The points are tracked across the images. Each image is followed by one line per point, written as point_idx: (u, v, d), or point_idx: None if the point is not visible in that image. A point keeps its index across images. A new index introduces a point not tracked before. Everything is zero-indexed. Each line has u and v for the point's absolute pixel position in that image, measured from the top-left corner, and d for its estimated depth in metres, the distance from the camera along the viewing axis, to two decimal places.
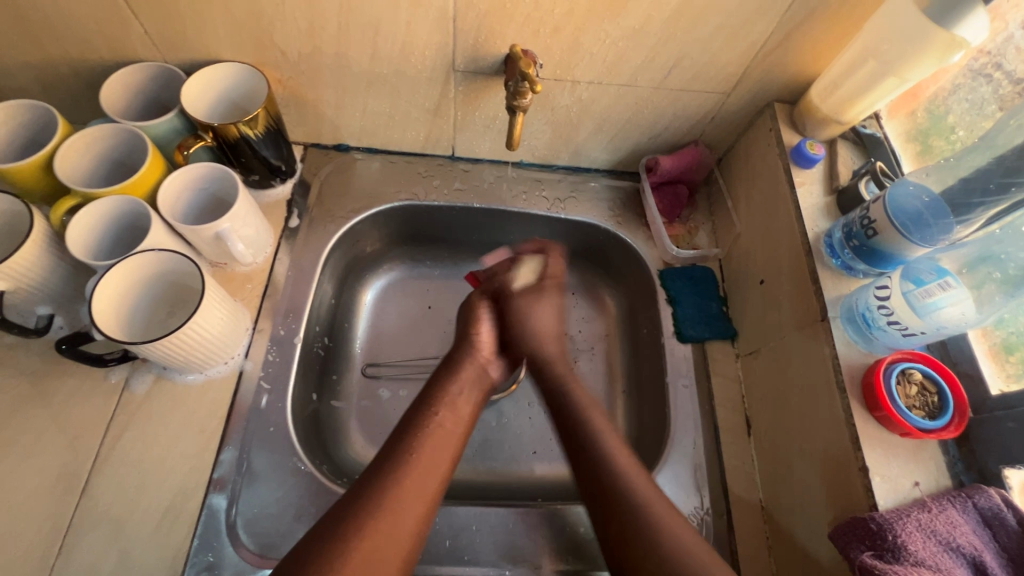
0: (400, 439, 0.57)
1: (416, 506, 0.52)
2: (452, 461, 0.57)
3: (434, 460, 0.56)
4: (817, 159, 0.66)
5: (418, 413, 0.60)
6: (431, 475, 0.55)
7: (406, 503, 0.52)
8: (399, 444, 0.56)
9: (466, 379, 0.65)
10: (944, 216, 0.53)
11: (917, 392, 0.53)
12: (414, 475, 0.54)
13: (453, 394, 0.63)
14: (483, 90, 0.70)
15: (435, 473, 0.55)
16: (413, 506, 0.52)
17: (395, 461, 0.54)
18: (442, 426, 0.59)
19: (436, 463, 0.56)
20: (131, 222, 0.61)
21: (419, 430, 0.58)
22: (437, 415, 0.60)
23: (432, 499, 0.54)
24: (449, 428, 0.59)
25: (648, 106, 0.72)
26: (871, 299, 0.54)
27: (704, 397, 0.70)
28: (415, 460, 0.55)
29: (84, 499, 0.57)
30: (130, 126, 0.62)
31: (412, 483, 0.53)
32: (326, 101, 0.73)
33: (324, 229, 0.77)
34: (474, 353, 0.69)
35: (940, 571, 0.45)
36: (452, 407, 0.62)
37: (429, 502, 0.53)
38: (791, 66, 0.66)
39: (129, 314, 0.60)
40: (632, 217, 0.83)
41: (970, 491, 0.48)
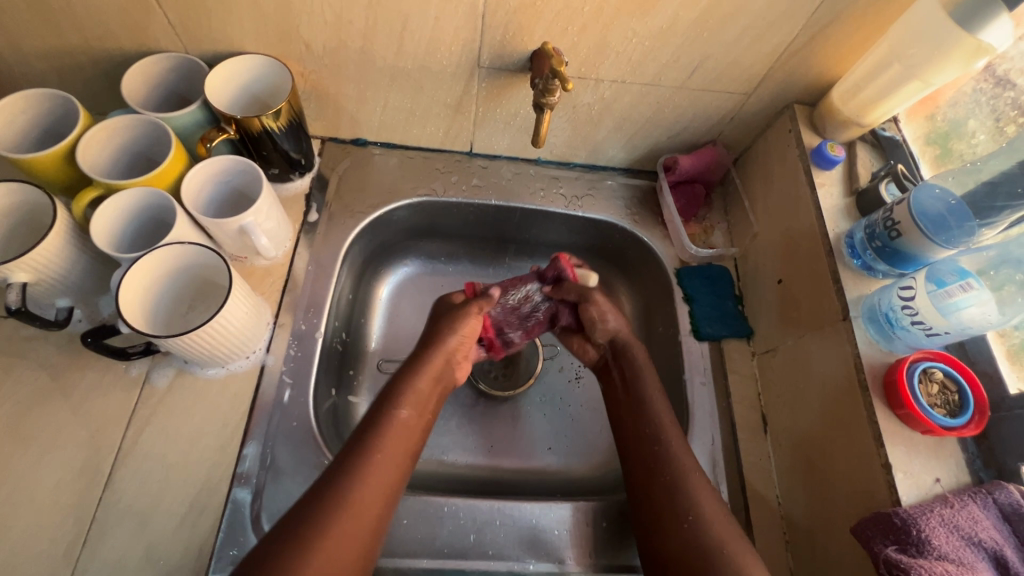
0: (365, 433, 0.56)
1: (373, 503, 0.52)
2: (413, 452, 0.58)
3: (392, 460, 0.55)
4: (838, 161, 0.66)
5: (378, 411, 0.58)
6: (388, 473, 0.54)
7: (365, 502, 0.51)
8: (357, 442, 0.55)
9: (431, 373, 0.63)
10: (965, 218, 0.54)
11: (939, 390, 0.54)
12: (372, 474, 0.53)
13: (416, 388, 0.61)
14: (507, 87, 0.70)
15: (392, 473, 0.54)
16: (368, 504, 0.51)
17: (356, 455, 0.54)
18: (403, 424, 0.58)
19: (394, 460, 0.55)
20: (153, 215, 0.61)
21: (379, 425, 0.57)
22: (396, 411, 0.58)
23: (392, 490, 0.54)
24: (412, 422, 0.58)
25: (670, 105, 0.73)
26: (894, 299, 0.55)
27: (721, 394, 0.71)
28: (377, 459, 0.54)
29: (107, 492, 0.57)
30: (153, 118, 0.61)
31: (372, 479, 0.53)
32: (348, 95, 0.73)
33: (343, 224, 0.77)
34: (444, 349, 0.65)
35: (962, 565, 0.46)
36: (414, 402, 0.60)
37: (385, 499, 0.53)
38: (813, 68, 0.66)
39: (153, 307, 0.59)
40: (649, 216, 0.83)
41: (990, 487, 0.50)
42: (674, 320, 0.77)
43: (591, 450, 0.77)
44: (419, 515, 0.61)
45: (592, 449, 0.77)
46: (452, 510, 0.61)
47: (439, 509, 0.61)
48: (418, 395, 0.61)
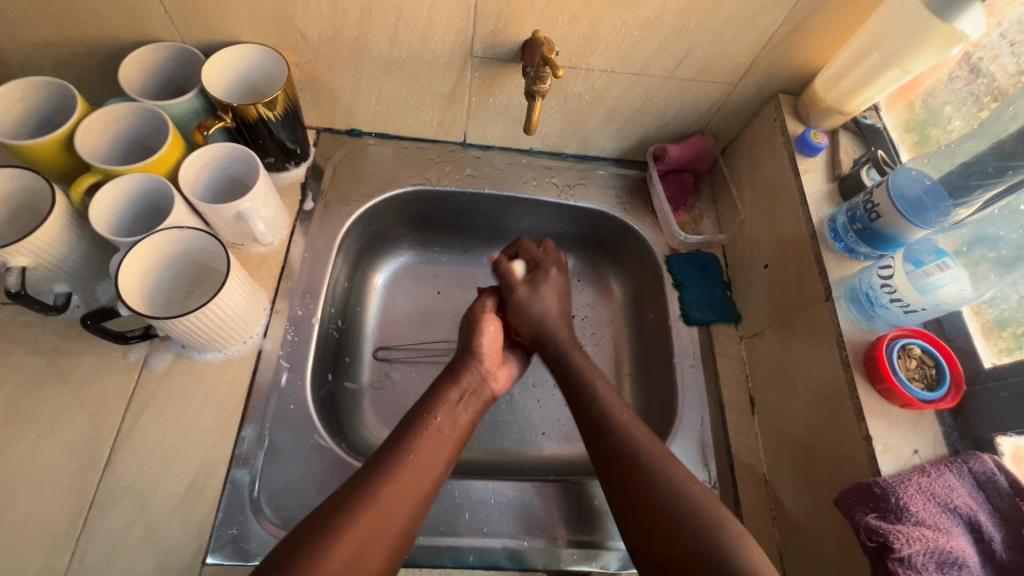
0: (400, 439, 0.57)
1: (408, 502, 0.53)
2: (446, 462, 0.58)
3: (430, 461, 0.56)
4: (821, 148, 0.68)
5: (418, 416, 0.60)
6: (427, 476, 0.55)
7: (399, 501, 0.52)
8: (400, 443, 0.57)
9: (470, 384, 0.65)
10: (941, 198, 0.57)
11: (917, 365, 0.56)
12: (410, 474, 0.54)
13: (458, 397, 0.63)
14: (499, 76, 0.72)
15: (429, 474, 0.56)
16: (406, 502, 0.53)
17: (388, 459, 0.55)
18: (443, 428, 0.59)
19: (433, 462, 0.57)
20: (151, 201, 0.62)
21: (414, 433, 0.58)
22: (435, 418, 0.60)
23: (423, 497, 0.54)
24: (446, 430, 0.60)
25: (659, 95, 0.75)
26: (875, 279, 0.57)
27: (710, 378, 0.73)
28: (413, 460, 0.55)
29: (107, 473, 0.58)
30: (150, 105, 0.62)
31: (404, 484, 0.54)
32: (343, 85, 0.74)
33: (338, 212, 0.78)
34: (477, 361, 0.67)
35: (939, 530, 0.47)
36: (456, 411, 0.62)
37: (418, 502, 0.54)
38: (796, 58, 0.68)
39: (151, 291, 0.60)
40: (639, 204, 0.85)
41: (965, 458, 0.52)
42: (665, 305, 0.79)
43: None
44: None
45: None
46: (448, 490, 0.63)
47: None
48: (458, 403, 0.63)
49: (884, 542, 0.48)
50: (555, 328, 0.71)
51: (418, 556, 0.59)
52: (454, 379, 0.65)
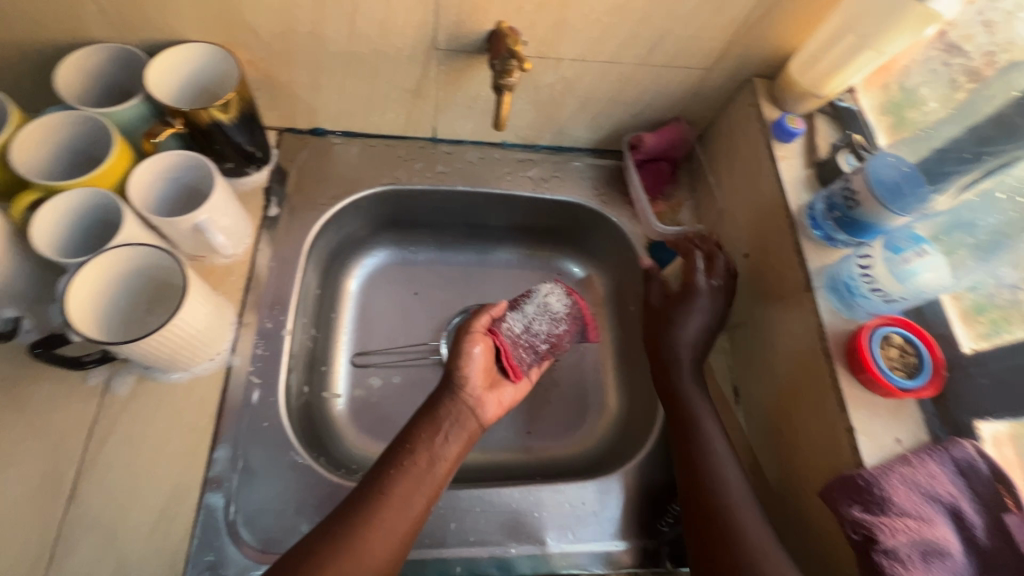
0: (375, 481, 0.54)
1: (381, 549, 0.50)
2: (427, 502, 0.54)
3: (406, 503, 0.53)
4: (797, 133, 0.67)
5: (394, 452, 0.56)
6: (405, 516, 0.52)
7: (375, 550, 0.50)
8: (375, 482, 0.54)
9: (458, 412, 0.60)
10: (919, 184, 0.55)
11: (897, 354, 0.55)
12: (387, 519, 0.52)
13: (443, 428, 0.58)
14: (465, 68, 0.69)
15: (409, 518, 0.53)
16: (383, 549, 0.50)
17: (360, 505, 0.52)
18: (424, 464, 0.56)
19: (410, 504, 0.53)
20: (99, 216, 0.58)
21: (387, 473, 0.54)
22: (412, 454, 0.56)
23: (399, 542, 0.52)
24: (423, 468, 0.56)
25: (633, 82, 0.72)
26: (854, 268, 0.56)
27: (694, 370, 0.72)
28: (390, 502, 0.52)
29: (71, 506, 0.55)
30: (92, 114, 0.58)
31: (375, 531, 0.51)
32: (301, 83, 0.70)
33: (305, 217, 0.75)
34: (461, 390, 0.61)
35: (922, 520, 0.48)
36: (438, 446, 0.57)
37: (396, 548, 0.51)
38: (770, 41, 0.66)
39: (106, 313, 0.57)
40: (617, 195, 0.83)
41: (946, 444, 0.52)
42: None
43: (569, 432, 0.78)
44: None
45: (569, 431, 0.78)
46: None
47: None
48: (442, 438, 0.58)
49: (868, 535, 0.48)
50: (684, 359, 0.65)
51: (404, 570, 0.58)
52: (438, 407, 0.60)
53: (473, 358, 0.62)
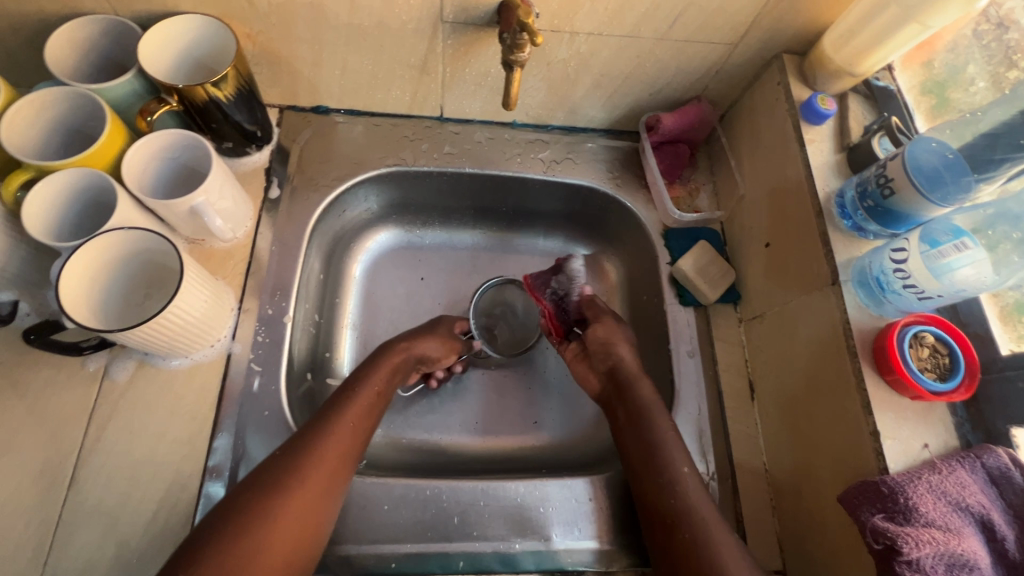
0: (293, 448, 0.53)
1: (299, 510, 0.50)
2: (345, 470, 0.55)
3: (330, 466, 0.53)
4: (828, 115, 0.62)
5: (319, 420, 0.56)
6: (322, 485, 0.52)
7: (296, 511, 0.50)
8: (292, 451, 0.53)
9: (379, 384, 0.62)
10: (963, 171, 0.51)
11: (929, 354, 0.52)
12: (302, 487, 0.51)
13: (364, 398, 0.60)
14: (474, 43, 0.65)
15: (321, 496, 0.52)
16: (296, 516, 0.50)
17: (277, 472, 0.51)
18: (347, 428, 0.57)
19: (333, 465, 0.54)
20: (94, 197, 0.56)
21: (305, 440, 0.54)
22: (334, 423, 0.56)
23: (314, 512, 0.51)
24: (346, 437, 0.56)
25: (651, 58, 0.68)
26: (886, 262, 0.53)
27: (709, 363, 0.69)
28: (314, 463, 0.53)
29: (72, 493, 0.55)
30: (82, 90, 0.55)
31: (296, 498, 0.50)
32: (302, 58, 0.67)
33: (307, 199, 0.72)
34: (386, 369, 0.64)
35: (949, 531, 0.45)
36: (358, 413, 0.58)
37: (311, 516, 0.51)
38: (803, 14, 0.61)
39: (102, 299, 0.55)
40: (631, 178, 0.79)
41: (978, 452, 0.49)
42: (659, 285, 0.75)
43: (576, 424, 0.76)
44: (402, 501, 0.59)
45: (576, 422, 0.76)
46: (435, 493, 0.60)
47: (420, 492, 0.60)
48: (366, 409, 0.59)
49: (890, 545, 0.45)
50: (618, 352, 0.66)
51: (406, 563, 0.57)
52: (365, 377, 0.62)
53: (399, 342, 0.67)
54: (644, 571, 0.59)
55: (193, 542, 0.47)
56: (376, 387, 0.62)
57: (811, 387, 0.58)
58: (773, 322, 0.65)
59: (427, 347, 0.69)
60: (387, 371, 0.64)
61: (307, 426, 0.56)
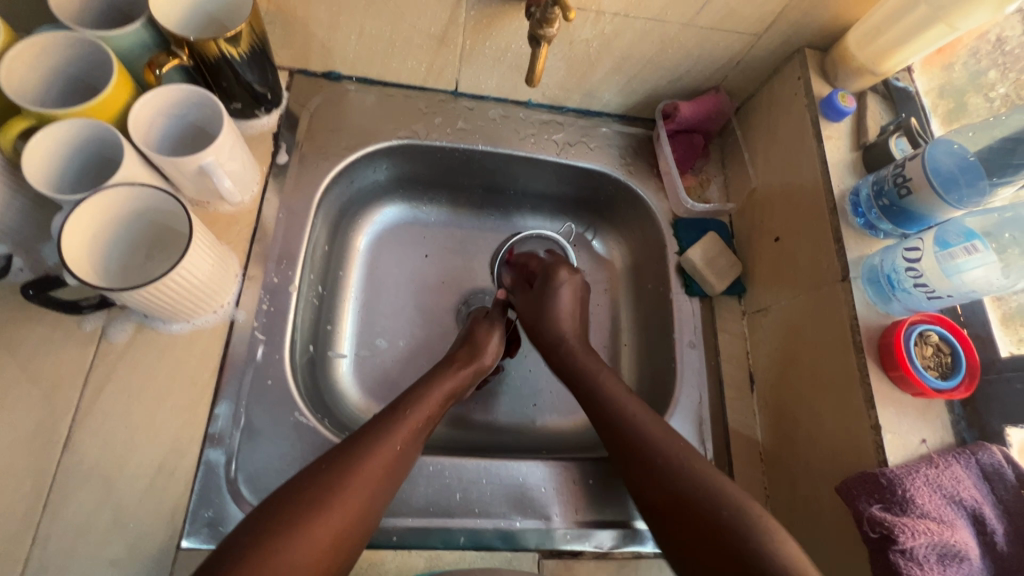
0: (345, 452, 0.53)
1: (333, 532, 0.48)
2: (391, 483, 0.53)
3: (376, 475, 0.52)
4: (847, 113, 0.63)
5: (373, 428, 0.55)
6: (366, 494, 0.51)
7: (331, 532, 0.48)
8: (344, 456, 0.52)
9: (429, 408, 0.60)
10: (976, 175, 0.52)
11: (933, 353, 0.53)
12: (348, 493, 0.50)
13: (412, 420, 0.57)
14: (498, 16, 0.63)
15: (362, 506, 0.50)
16: (336, 521, 0.48)
17: (325, 475, 0.50)
18: (394, 451, 0.54)
19: (373, 486, 0.51)
20: (98, 150, 0.54)
21: (356, 446, 0.53)
22: (390, 435, 0.55)
23: (354, 519, 0.49)
24: (399, 449, 0.55)
25: (674, 44, 0.67)
26: (899, 261, 0.53)
27: (711, 353, 0.70)
28: (355, 485, 0.50)
29: (66, 454, 0.53)
30: (88, 36, 0.52)
31: (340, 502, 0.49)
32: (319, 20, 0.65)
33: (316, 167, 0.71)
34: (440, 383, 0.63)
35: (943, 523, 0.47)
36: (406, 437, 0.56)
37: (350, 522, 0.49)
38: (830, 9, 0.61)
39: (104, 256, 0.53)
40: (644, 166, 0.79)
41: (974, 448, 0.50)
42: (666, 273, 0.75)
43: (576, 407, 0.76)
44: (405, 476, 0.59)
45: (576, 406, 0.76)
46: (438, 470, 0.60)
47: (424, 468, 0.60)
48: (415, 431, 0.57)
49: (887, 534, 0.47)
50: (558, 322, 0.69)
51: (407, 537, 0.57)
52: (417, 399, 0.60)
53: (450, 365, 0.65)
54: (640, 553, 0.59)
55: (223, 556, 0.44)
56: (424, 411, 0.59)
57: (812, 381, 0.60)
58: (776, 316, 0.66)
59: (479, 365, 0.67)
60: (439, 396, 0.62)
61: (349, 444, 0.53)
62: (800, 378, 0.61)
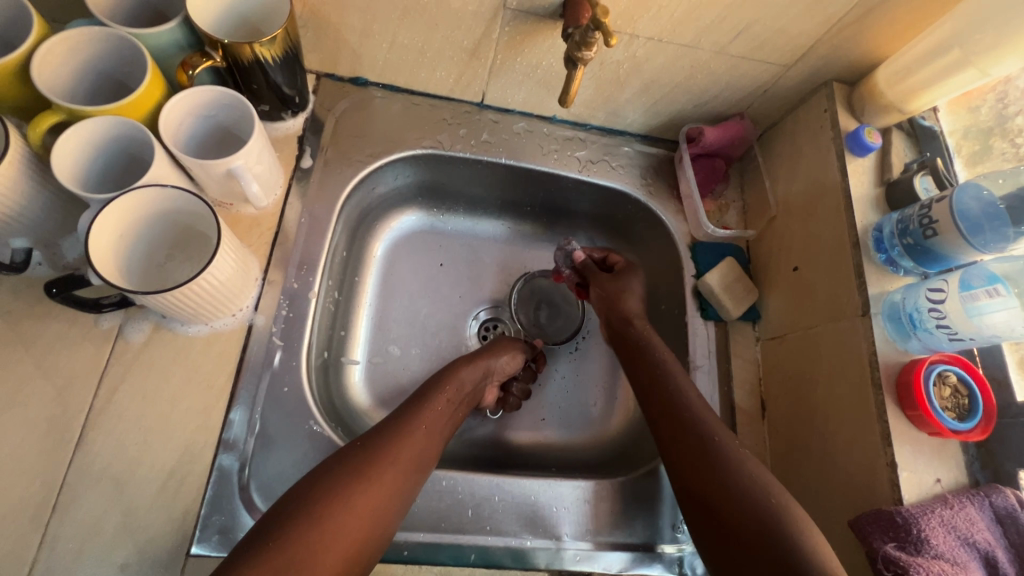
0: (368, 444, 0.53)
1: (360, 521, 0.48)
2: (413, 473, 0.53)
3: (400, 465, 0.53)
4: (873, 148, 0.63)
5: (393, 423, 0.56)
6: (389, 483, 0.51)
7: (374, 501, 0.49)
8: (365, 448, 0.52)
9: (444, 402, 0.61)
10: (1002, 222, 0.53)
11: (951, 394, 0.54)
12: (373, 481, 0.50)
13: (429, 413, 0.59)
14: (531, 34, 0.63)
15: (387, 496, 0.51)
16: (360, 510, 0.48)
17: (348, 467, 0.50)
18: (415, 442, 0.55)
19: (398, 476, 0.52)
20: (128, 149, 0.53)
21: (377, 438, 0.54)
22: (410, 428, 0.56)
23: (379, 510, 0.49)
24: (417, 439, 0.55)
25: (704, 71, 0.68)
26: (921, 301, 0.54)
27: (725, 379, 0.70)
28: (393, 460, 0.52)
29: (78, 454, 0.53)
30: (123, 33, 0.51)
31: (365, 492, 0.49)
32: (351, 26, 0.64)
33: (340, 172, 0.70)
34: (454, 379, 0.64)
35: (956, 565, 0.47)
36: (426, 429, 0.57)
37: (375, 514, 0.49)
38: (861, 45, 0.62)
39: (127, 256, 0.53)
40: (664, 187, 0.79)
41: (988, 490, 0.51)
42: (681, 296, 0.75)
43: (585, 426, 0.76)
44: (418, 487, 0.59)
45: (585, 423, 0.76)
46: (451, 485, 0.60)
47: (438, 483, 0.60)
48: (439, 416, 0.60)
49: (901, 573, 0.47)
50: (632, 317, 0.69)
51: (418, 552, 0.57)
52: (433, 393, 0.61)
53: (465, 363, 0.66)
54: None
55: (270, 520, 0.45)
56: (446, 396, 0.62)
57: (826, 414, 0.60)
58: (790, 346, 0.67)
59: (493, 365, 0.68)
60: (453, 392, 0.63)
61: (383, 426, 0.56)
62: (813, 408, 0.62)
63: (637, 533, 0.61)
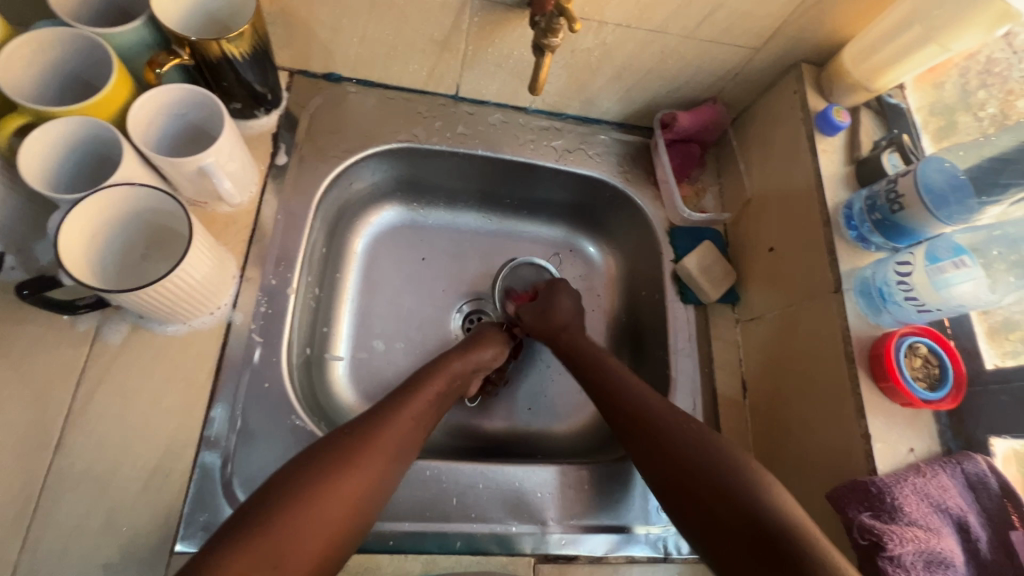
0: (352, 434, 0.53)
1: (340, 509, 0.48)
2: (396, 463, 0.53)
3: (383, 455, 0.52)
4: (841, 127, 0.64)
5: (380, 413, 0.56)
6: (372, 472, 0.51)
7: (356, 489, 0.49)
8: (349, 437, 0.52)
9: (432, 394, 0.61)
10: (965, 193, 0.53)
11: (922, 364, 0.55)
12: (356, 470, 0.50)
13: (416, 405, 0.59)
14: (500, 23, 0.63)
15: (369, 485, 0.51)
16: (340, 499, 0.48)
17: (331, 455, 0.50)
18: (400, 432, 0.55)
19: (380, 465, 0.52)
20: (97, 148, 0.53)
21: (362, 427, 0.54)
22: (396, 419, 0.56)
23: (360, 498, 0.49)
24: (403, 429, 0.55)
25: (675, 56, 0.68)
26: (890, 274, 0.55)
27: (706, 361, 0.71)
28: (376, 449, 0.52)
29: (58, 457, 0.52)
30: (88, 33, 0.51)
31: (346, 481, 0.49)
32: (321, 21, 0.64)
33: (316, 168, 0.71)
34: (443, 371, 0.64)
35: (930, 530, 0.48)
36: (412, 419, 0.57)
37: (356, 501, 0.49)
38: (827, 26, 0.63)
39: (100, 257, 0.53)
40: (641, 174, 0.80)
41: (959, 457, 0.52)
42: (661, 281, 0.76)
43: (570, 414, 0.77)
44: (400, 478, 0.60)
45: (570, 410, 0.77)
46: (434, 474, 0.60)
47: (421, 473, 0.60)
48: (425, 408, 0.59)
49: (876, 541, 0.48)
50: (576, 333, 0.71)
51: (404, 541, 0.57)
52: (422, 384, 0.61)
53: (454, 356, 0.66)
54: (634, 556, 0.60)
55: (249, 510, 0.45)
56: (435, 390, 0.62)
57: (804, 391, 0.61)
58: (769, 326, 0.67)
59: (481, 359, 0.69)
60: (441, 385, 0.63)
61: (368, 415, 0.56)
62: (792, 385, 0.63)
63: (621, 515, 0.62)
